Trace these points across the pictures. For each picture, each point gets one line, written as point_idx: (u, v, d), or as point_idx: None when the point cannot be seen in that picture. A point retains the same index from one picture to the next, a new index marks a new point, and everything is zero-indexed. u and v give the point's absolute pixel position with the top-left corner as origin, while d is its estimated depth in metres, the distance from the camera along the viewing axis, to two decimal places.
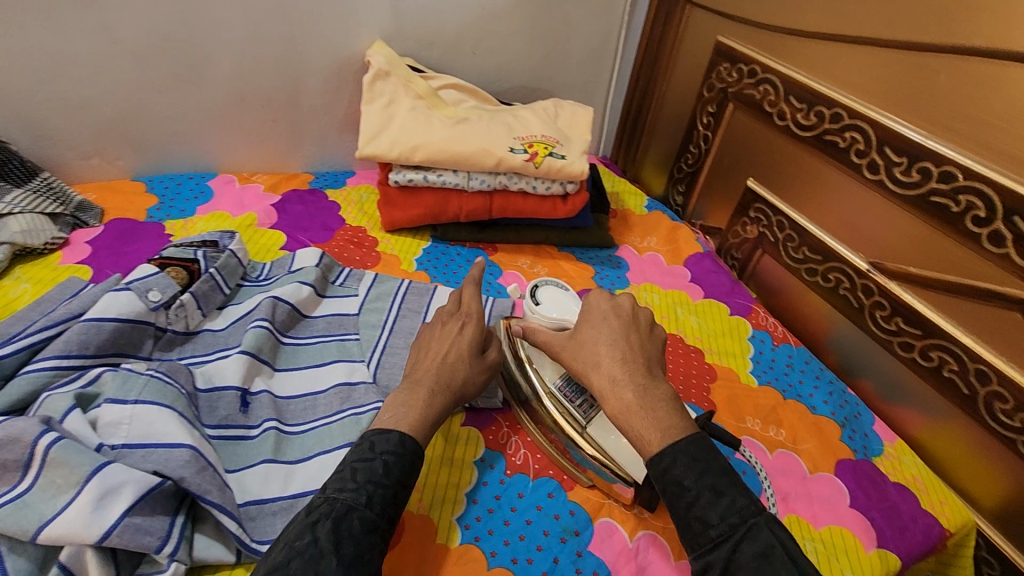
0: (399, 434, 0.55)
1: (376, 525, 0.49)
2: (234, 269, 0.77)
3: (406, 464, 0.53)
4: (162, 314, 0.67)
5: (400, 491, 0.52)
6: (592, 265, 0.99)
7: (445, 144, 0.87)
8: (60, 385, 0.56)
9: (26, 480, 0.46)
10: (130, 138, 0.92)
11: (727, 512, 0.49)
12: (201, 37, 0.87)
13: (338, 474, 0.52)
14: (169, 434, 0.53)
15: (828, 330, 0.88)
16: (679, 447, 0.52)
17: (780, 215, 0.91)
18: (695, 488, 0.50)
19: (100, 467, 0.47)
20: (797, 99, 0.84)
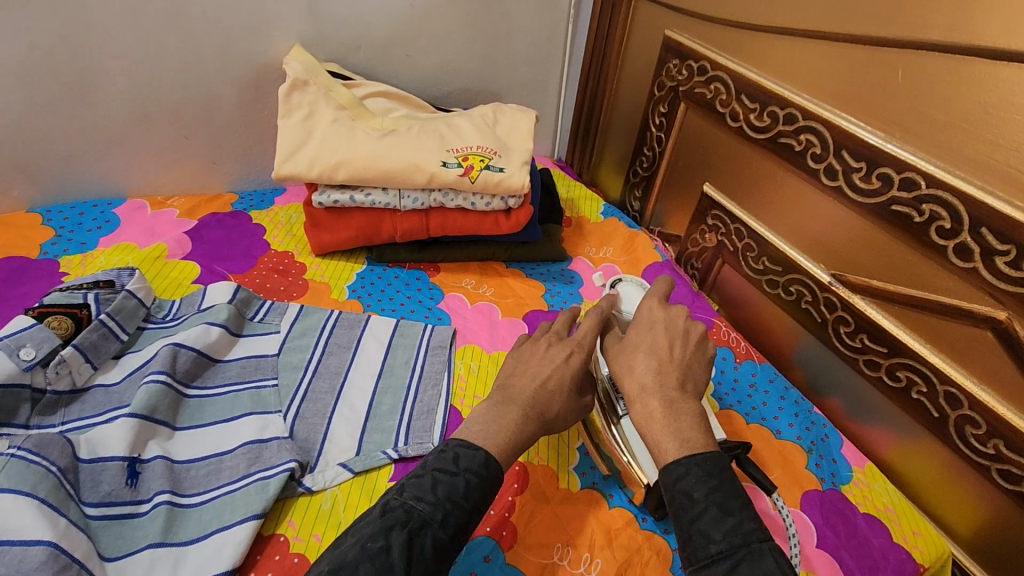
0: (486, 455, 0.53)
1: (445, 550, 0.47)
2: (133, 311, 0.69)
3: (485, 491, 0.51)
4: (38, 373, 0.59)
5: (473, 518, 0.50)
6: (543, 281, 0.92)
7: (370, 160, 0.79)
8: None
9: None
10: (21, 165, 0.83)
11: (732, 531, 0.46)
12: (88, 50, 0.77)
13: (418, 480, 0.50)
14: (26, 529, 0.46)
15: (793, 345, 0.82)
16: (693, 459, 0.50)
17: (738, 222, 0.85)
18: (704, 502, 0.48)
19: None
20: (749, 99, 0.77)
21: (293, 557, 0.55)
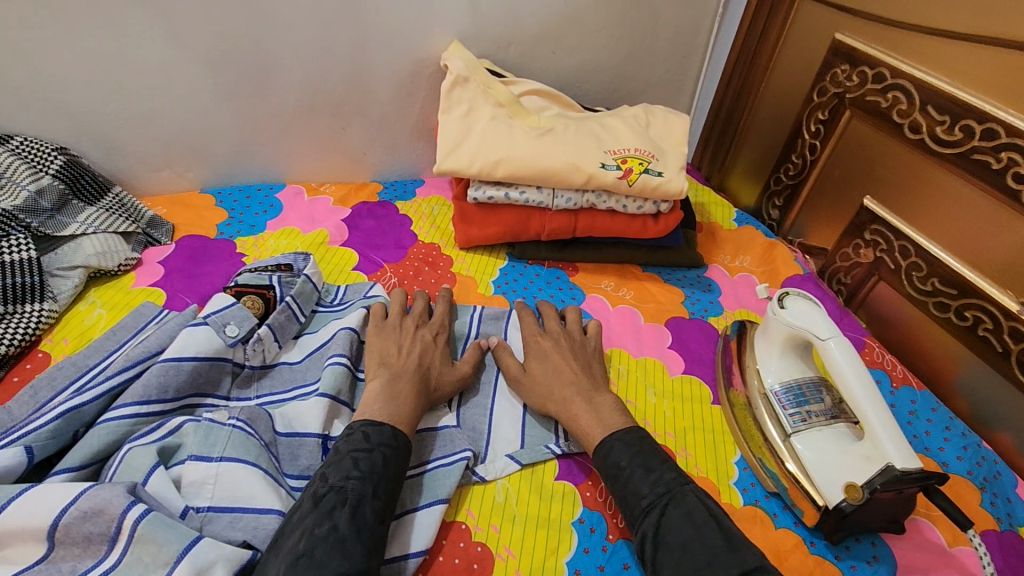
0: (392, 429, 0.55)
1: (383, 514, 0.50)
2: (310, 295, 0.72)
3: (399, 458, 0.54)
4: (239, 349, 0.63)
5: (398, 483, 0.53)
6: (681, 288, 0.91)
7: (530, 158, 0.79)
8: (141, 436, 0.52)
9: (115, 555, 0.43)
10: (199, 149, 0.88)
11: (655, 483, 0.55)
12: (270, 44, 0.81)
13: (337, 463, 0.51)
14: (257, 497, 0.49)
15: (957, 372, 0.78)
16: (615, 436, 0.59)
17: (904, 239, 0.81)
18: (629, 467, 0.57)
19: (190, 545, 0.43)
20: (937, 110, 0.73)
21: (476, 546, 0.57)
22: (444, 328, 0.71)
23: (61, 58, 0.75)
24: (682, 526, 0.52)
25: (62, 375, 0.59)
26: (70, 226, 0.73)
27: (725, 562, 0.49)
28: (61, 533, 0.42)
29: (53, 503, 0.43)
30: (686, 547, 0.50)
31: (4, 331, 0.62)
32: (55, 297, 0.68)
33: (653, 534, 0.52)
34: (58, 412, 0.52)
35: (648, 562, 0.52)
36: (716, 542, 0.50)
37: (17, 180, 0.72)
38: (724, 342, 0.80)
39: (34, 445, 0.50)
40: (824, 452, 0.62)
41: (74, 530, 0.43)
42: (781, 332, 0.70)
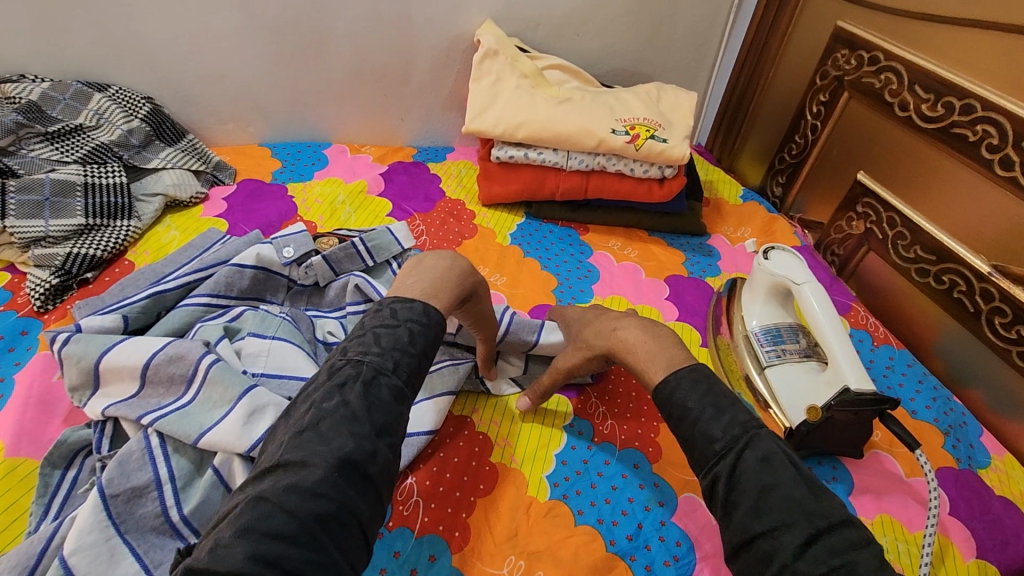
0: (422, 305, 0.53)
1: (403, 392, 0.47)
2: (385, 248, 0.76)
3: (429, 335, 0.51)
4: (293, 269, 0.73)
5: (423, 362, 0.50)
6: (683, 251, 0.98)
7: (548, 122, 0.89)
8: (210, 318, 0.64)
9: (190, 393, 0.54)
10: (260, 107, 1.01)
11: (729, 426, 0.49)
12: (328, 15, 0.93)
13: (360, 337, 0.49)
14: (301, 368, 0.60)
15: (935, 334, 0.84)
16: (680, 373, 0.53)
17: (892, 210, 0.87)
18: (698, 407, 0.50)
19: (249, 389, 0.54)
20: (923, 89, 0.80)
21: (479, 435, 0.66)
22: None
23: (154, 19, 0.88)
24: (761, 472, 0.45)
25: (145, 279, 0.69)
26: (152, 160, 0.87)
27: (813, 514, 0.43)
28: (152, 372, 0.55)
29: (146, 350, 0.55)
30: (767, 496, 0.44)
31: (100, 239, 0.75)
32: (140, 216, 0.80)
33: (728, 476, 0.46)
34: (146, 294, 0.64)
35: (720, 504, 0.47)
36: (800, 491, 0.44)
37: (112, 121, 0.85)
38: (716, 297, 0.87)
39: (129, 316, 0.62)
40: (793, 382, 0.70)
41: (161, 370, 0.55)
42: (765, 282, 0.77)
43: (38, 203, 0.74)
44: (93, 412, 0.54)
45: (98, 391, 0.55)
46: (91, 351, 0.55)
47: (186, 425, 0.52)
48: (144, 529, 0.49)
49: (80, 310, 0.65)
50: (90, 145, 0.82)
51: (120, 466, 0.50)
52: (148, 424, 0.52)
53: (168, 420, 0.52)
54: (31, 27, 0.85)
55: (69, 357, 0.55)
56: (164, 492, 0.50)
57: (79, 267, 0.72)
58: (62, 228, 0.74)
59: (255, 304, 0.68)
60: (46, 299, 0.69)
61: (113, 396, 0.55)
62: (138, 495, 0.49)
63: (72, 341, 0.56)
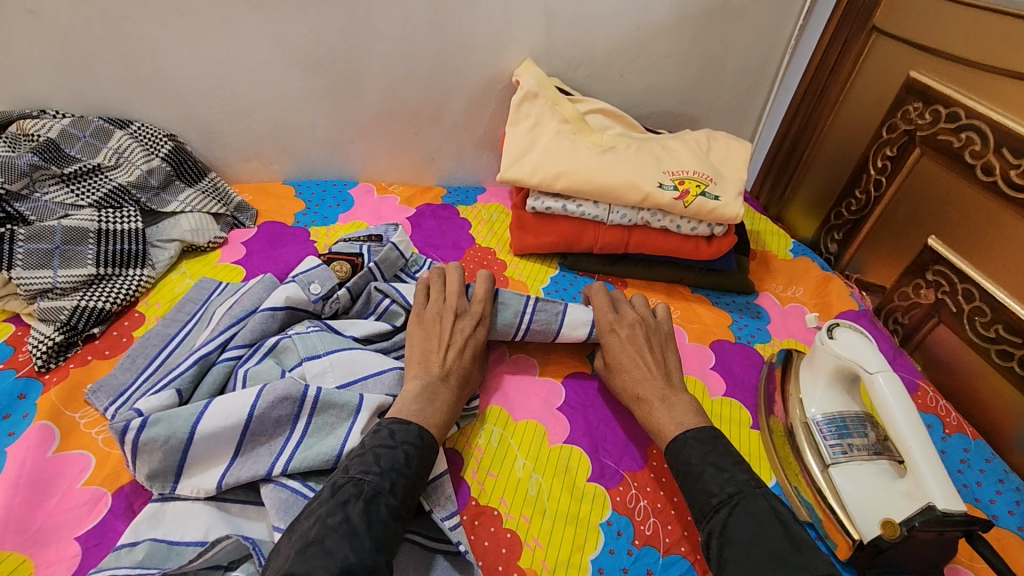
0: (418, 427, 0.56)
1: (400, 512, 0.50)
2: (393, 262, 0.77)
3: (424, 457, 0.55)
4: (321, 305, 0.70)
5: (419, 483, 0.54)
6: (729, 312, 0.91)
7: (591, 173, 0.83)
8: (249, 360, 0.62)
9: (298, 429, 0.57)
10: (286, 144, 0.97)
11: (726, 484, 0.55)
12: (360, 52, 0.88)
13: (360, 457, 0.53)
14: (371, 366, 0.65)
15: (1016, 425, 0.75)
16: (689, 433, 0.60)
17: (969, 283, 0.78)
18: (701, 465, 0.57)
19: (360, 400, 0.59)
20: (1012, 153, 0.71)
21: (507, 531, 0.59)
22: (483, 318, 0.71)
23: (180, 55, 0.84)
24: (751, 528, 0.52)
25: (151, 346, 0.66)
26: (171, 204, 0.82)
27: (790, 565, 0.49)
28: (255, 424, 0.56)
29: (241, 405, 0.56)
30: (753, 549, 0.50)
31: (109, 290, 0.71)
32: (153, 265, 0.76)
33: (719, 533, 0.53)
34: (192, 362, 0.61)
35: (713, 558, 0.52)
36: (780, 545, 0.50)
37: (132, 160, 0.81)
38: (769, 369, 0.79)
39: (182, 389, 0.59)
40: (864, 486, 0.62)
41: (265, 418, 0.56)
42: (827, 364, 0.69)
43: (48, 252, 0.70)
44: (202, 491, 0.53)
45: (191, 470, 0.54)
46: (177, 429, 0.53)
47: (319, 454, 0.56)
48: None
49: (97, 397, 0.60)
50: (107, 187, 0.78)
51: (287, 512, 0.53)
52: (281, 471, 0.54)
53: (298, 459, 0.55)
54: (54, 62, 0.82)
55: (152, 443, 0.52)
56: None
57: (85, 322, 0.67)
58: (70, 278, 0.70)
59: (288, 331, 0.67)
60: (48, 358, 0.64)
61: (211, 468, 0.54)
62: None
63: (149, 424, 0.53)
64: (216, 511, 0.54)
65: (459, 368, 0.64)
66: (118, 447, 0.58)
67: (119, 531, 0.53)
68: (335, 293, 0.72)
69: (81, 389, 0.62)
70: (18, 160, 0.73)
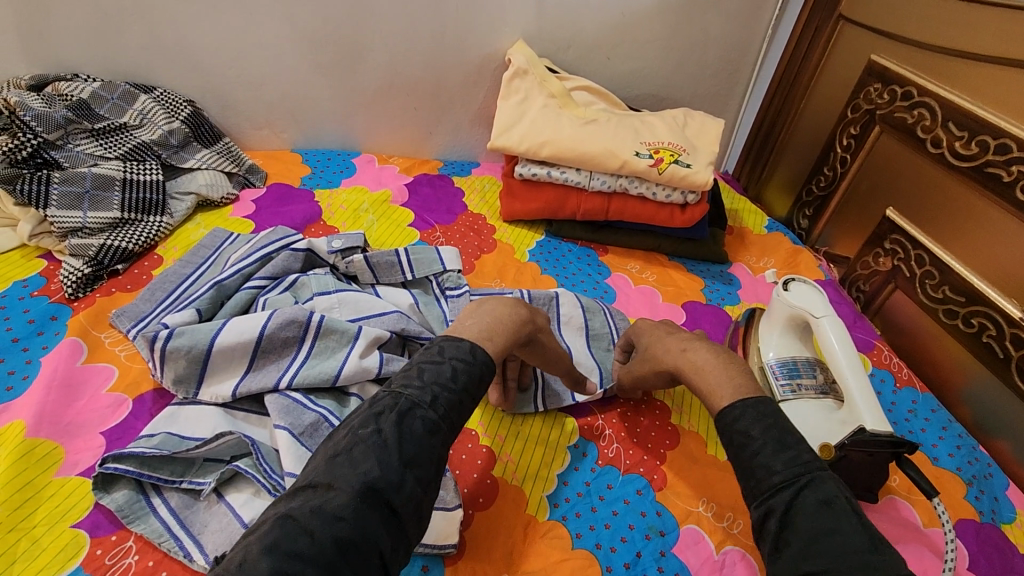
0: (470, 344, 0.55)
1: (437, 427, 0.48)
2: (429, 262, 0.80)
3: (473, 373, 0.53)
4: (337, 259, 0.77)
5: (464, 401, 0.52)
6: (702, 277, 0.97)
7: (573, 142, 0.90)
8: (270, 290, 0.70)
9: (303, 349, 0.63)
10: (295, 115, 1.05)
11: (792, 463, 0.49)
12: (365, 29, 0.96)
13: (405, 372, 0.53)
14: (376, 308, 0.70)
15: (962, 379, 0.81)
16: (748, 402, 0.54)
17: (920, 248, 0.84)
18: (762, 439, 0.51)
19: (360, 329, 0.65)
20: (956, 126, 0.78)
21: (483, 448, 0.66)
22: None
23: (200, 27, 0.92)
24: (821, 515, 0.45)
25: (170, 281, 0.72)
26: (189, 161, 0.90)
27: (871, 567, 0.41)
28: (266, 341, 0.62)
29: (253, 324, 0.62)
30: (822, 538, 0.44)
31: (133, 233, 0.78)
32: (172, 214, 0.83)
33: (783, 513, 0.47)
34: (209, 287, 0.68)
35: (770, 540, 0.47)
36: (855, 535, 0.43)
37: (155, 121, 0.88)
38: (733, 326, 0.86)
39: (202, 309, 0.66)
40: (807, 418, 0.68)
41: (275, 337, 0.63)
42: (783, 313, 0.75)
43: (78, 195, 0.78)
44: (219, 397, 0.60)
45: (210, 379, 0.61)
46: (198, 341, 0.60)
47: (320, 372, 0.61)
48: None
49: (121, 320, 0.67)
50: (131, 143, 0.85)
51: (287, 414, 0.58)
52: (286, 384, 0.61)
53: (302, 375, 0.61)
54: (88, 31, 0.90)
55: (177, 351, 0.60)
56: (334, 421, 0.59)
57: (111, 259, 0.75)
58: (98, 220, 0.77)
59: (309, 272, 0.75)
60: (78, 286, 0.72)
61: (227, 378, 0.61)
62: (316, 428, 0.58)
63: (175, 335, 0.60)
64: (224, 414, 0.60)
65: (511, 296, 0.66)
66: (138, 362, 0.66)
67: (138, 427, 0.59)
68: (353, 255, 0.78)
69: (106, 314, 0.70)
70: (54, 114, 0.81)
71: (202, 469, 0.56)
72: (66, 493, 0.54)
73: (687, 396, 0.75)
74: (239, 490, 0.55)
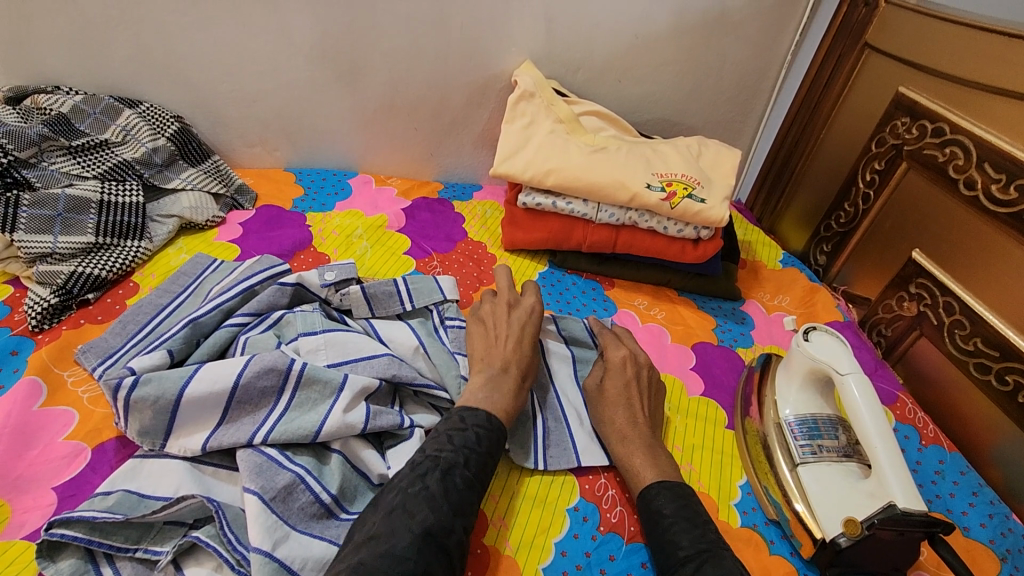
0: (486, 412, 0.59)
1: (473, 483, 0.53)
2: (427, 292, 0.75)
3: (493, 438, 0.57)
4: (331, 292, 0.72)
5: (489, 460, 0.56)
6: (713, 316, 0.92)
7: (580, 172, 0.85)
8: (251, 329, 0.64)
9: (283, 401, 0.58)
10: (289, 132, 1.00)
11: (696, 539, 0.54)
12: (364, 46, 0.91)
13: (434, 438, 0.56)
14: (365, 351, 0.65)
15: (992, 439, 0.75)
16: (664, 484, 0.59)
17: (949, 295, 0.79)
18: (672, 517, 0.56)
19: (345, 379, 0.60)
20: (994, 168, 0.72)
21: None
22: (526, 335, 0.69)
23: (191, 40, 0.87)
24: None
25: (143, 313, 0.67)
26: (173, 181, 0.85)
27: None
28: (241, 392, 0.57)
29: (229, 372, 0.57)
30: None
31: (107, 259, 0.73)
32: (151, 238, 0.78)
33: None
34: (183, 324, 0.63)
35: None
36: None
37: (138, 137, 0.84)
38: (747, 372, 0.80)
39: (174, 350, 0.61)
40: (831, 486, 0.62)
41: (251, 387, 0.57)
42: (804, 365, 0.70)
43: (49, 217, 0.73)
44: (187, 451, 0.55)
45: (179, 431, 0.56)
46: (167, 391, 0.55)
47: (298, 428, 0.56)
48: (307, 520, 0.53)
49: (86, 358, 0.62)
50: (112, 161, 0.81)
51: (259, 475, 0.53)
52: (261, 439, 0.55)
53: (279, 430, 0.56)
54: (73, 42, 0.86)
55: (142, 402, 0.54)
56: (310, 483, 0.54)
57: (81, 287, 0.70)
58: (70, 245, 0.72)
59: (295, 309, 0.69)
60: (42, 319, 0.66)
61: (197, 431, 0.56)
62: (290, 492, 0.53)
63: (140, 383, 0.55)
64: (190, 469, 0.55)
65: (518, 360, 0.65)
66: (101, 406, 0.60)
67: (95, 483, 0.54)
68: (347, 287, 0.73)
69: (71, 349, 0.65)
70: (28, 129, 0.76)
71: (161, 534, 0.51)
72: (7, 560, 0.49)
73: (698, 451, 0.71)
74: (199, 563, 0.50)
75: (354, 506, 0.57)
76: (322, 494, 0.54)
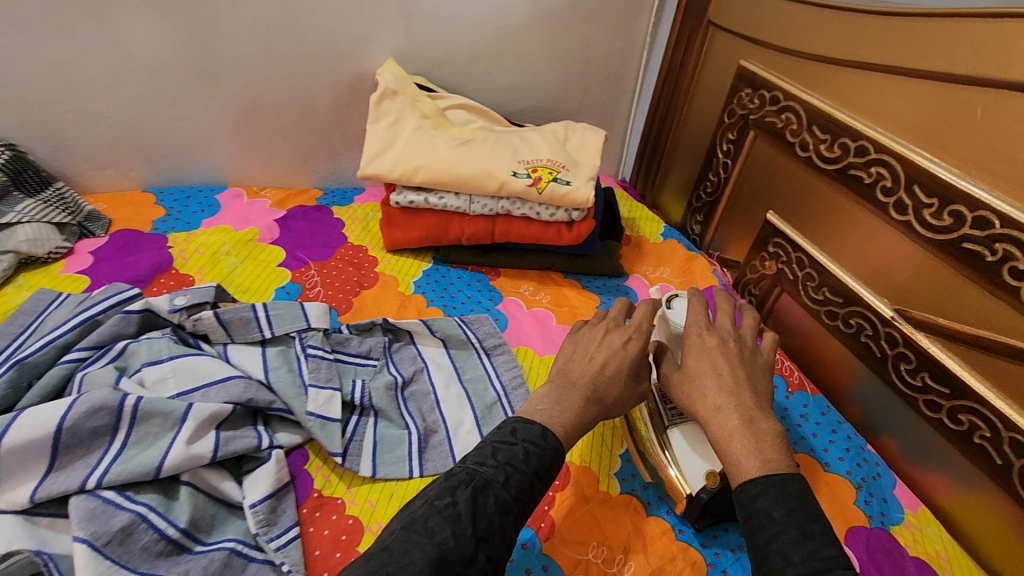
0: (541, 428, 0.54)
1: (510, 507, 0.47)
2: (287, 317, 0.71)
3: (545, 459, 0.52)
4: (182, 316, 0.67)
5: (536, 483, 0.50)
6: (598, 294, 0.93)
7: (447, 166, 0.85)
8: (91, 362, 0.61)
9: (120, 438, 0.55)
10: (143, 151, 0.94)
11: (811, 555, 0.44)
12: (214, 54, 0.87)
13: (479, 449, 0.52)
14: (216, 374, 0.62)
15: (850, 380, 0.80)
16: (771, 480, 0.50)
17: (799, 251, 0.84)
18: (782, 523, 0.47)
19: (188, 409, 0.57)
20: (820, 129, 0.78)
21: (348, 519, 0.59)
22: (638, 332, 0.65)
23: (14, 62, 0.81)
24: None
25: None
26: (7, 215, 0.80)
27: None
28: (68, 435, 0.53)
29: (53, 413, 0.53)
30: None
31: None
32: None
33: None
34: (7, 366, 0.58)
35: None
36: None
37: None
38: None
39: None
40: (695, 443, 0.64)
41: (80, 429, 0.53)
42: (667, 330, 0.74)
43: None
44: (14, 504, 0.50)
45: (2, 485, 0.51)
46: None
47: (137, 466, 0.53)
48: (151, 560, 0.50)
49: None
50: None
51: (91, 520, 0.50)
52: (94, 484, 0.52)
53: (114, 471, 0.52)
54: None
55: None
56: (154, 520, 0.52)
57: None
58: None
59: (144, 336, 0.65)
60: None
61: (24, 482, 0.51)
62: (128, 533, 0.50)
63: None
64: (21, 523, 0.50)
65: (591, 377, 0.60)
66: None
67: None
68: (201, 311, 0.68)
69: None
70: None
71: None
72: None
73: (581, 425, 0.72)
74: None
75: (211, 536, 0.54)
76: (166, 529, 0.52)
